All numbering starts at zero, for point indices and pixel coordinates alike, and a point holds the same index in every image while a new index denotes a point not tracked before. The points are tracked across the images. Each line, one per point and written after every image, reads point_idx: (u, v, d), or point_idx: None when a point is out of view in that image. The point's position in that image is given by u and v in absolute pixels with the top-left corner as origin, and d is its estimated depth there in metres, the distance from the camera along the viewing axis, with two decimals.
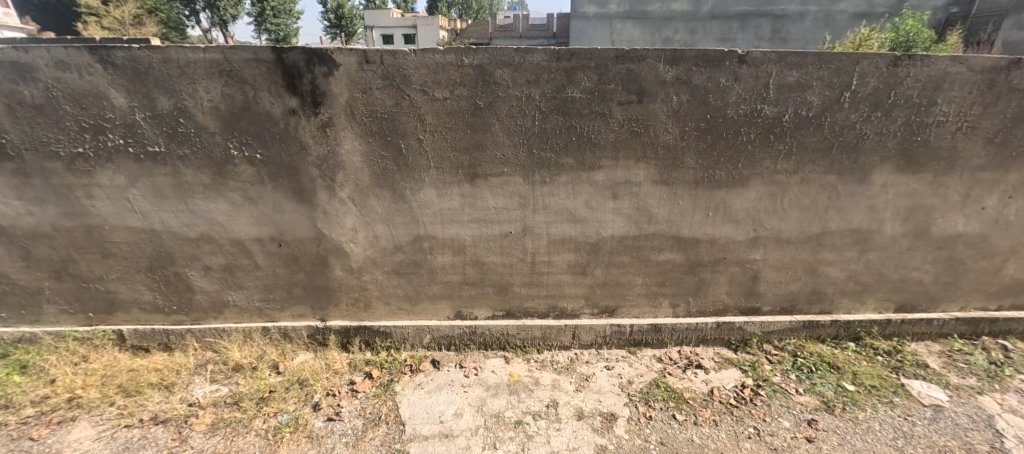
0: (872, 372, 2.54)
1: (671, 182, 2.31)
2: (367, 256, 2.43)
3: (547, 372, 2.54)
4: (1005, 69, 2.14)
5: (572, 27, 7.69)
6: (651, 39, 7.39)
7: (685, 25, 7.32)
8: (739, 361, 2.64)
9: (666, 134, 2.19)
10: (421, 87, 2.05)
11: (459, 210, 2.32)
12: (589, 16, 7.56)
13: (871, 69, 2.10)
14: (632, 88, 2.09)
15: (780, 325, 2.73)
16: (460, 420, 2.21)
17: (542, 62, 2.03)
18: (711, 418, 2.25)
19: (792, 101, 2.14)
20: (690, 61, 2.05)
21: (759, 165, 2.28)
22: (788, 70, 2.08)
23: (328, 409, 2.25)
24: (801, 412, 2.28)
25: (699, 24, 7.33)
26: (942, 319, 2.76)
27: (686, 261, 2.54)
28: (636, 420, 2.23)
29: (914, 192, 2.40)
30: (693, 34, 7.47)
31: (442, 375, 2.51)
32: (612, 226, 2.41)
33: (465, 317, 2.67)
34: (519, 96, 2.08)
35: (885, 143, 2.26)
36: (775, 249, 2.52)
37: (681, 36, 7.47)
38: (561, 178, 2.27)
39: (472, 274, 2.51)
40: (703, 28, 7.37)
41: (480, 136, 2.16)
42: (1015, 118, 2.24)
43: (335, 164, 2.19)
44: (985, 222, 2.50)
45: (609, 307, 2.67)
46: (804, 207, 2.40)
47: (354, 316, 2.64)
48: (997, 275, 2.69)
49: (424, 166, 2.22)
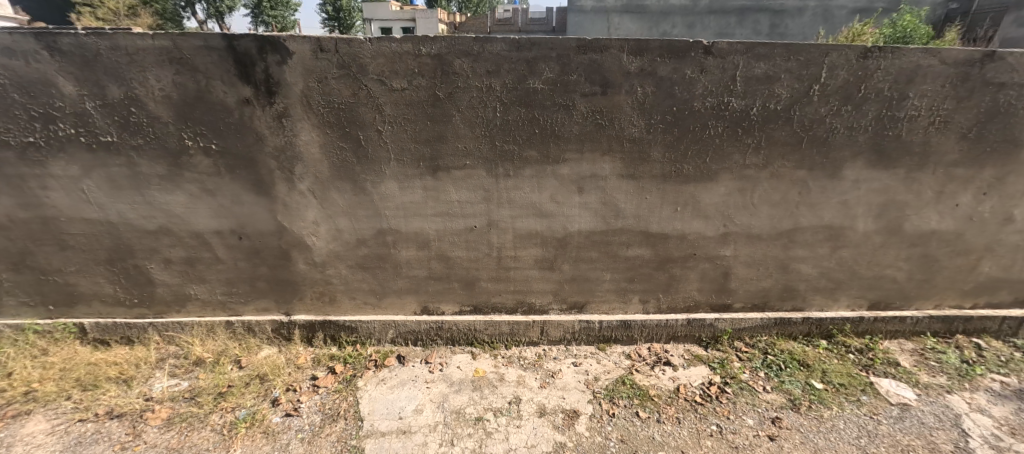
0: (841, 370, 2.52)
1: (638, 176, 2.26)
2: (329, 249, 2.39)
3: (513, 368, 2.52)
4: (979, 62, 2.08)
5: (569, 21, 7.58)
6: (648, 33, 7.29)
7: (683, 20, 7.19)
8: (708, 358, 2.61)
9: (631, 127, 2.14)
10: (378, 76, 1.99)
11: (422, 204, 2.28)
12: (585, 9, 7.61)
13: (841, 61, 2.05)
14: (596, 80, 2.04)
15: (751, 322, 2.70)
16: (420, 417, 2.18)
17: (503, 52, 1.97)
18: (674, 415, 2.22)
19: (760, 94, 2.09)
20: (654, 51, 2.00)
21: (728, 159, 2.24)
22: (755, 61, 2.03)
23: (287, 405, 2.23)
24: (766, 410, 2.26)
25: (698, 19, 7.19)
26: (915, 317, 2.73)
27: (656, 257, 2.50)
28: (599, 417, 2.21)
29: (887, 188, 2.35)
30: (691, 28, 7.36)
31: (406, 371, 2.48)
32: (579, 220, 2.36)
33: (432, 312, 2.64)
34: (480, 87, 2.03)
35: (856, 137, 2.21)
36: (745, 245, 2.48)
37: (679, 31, 7.34)
38: (525, 172, 2.23)
39: (437, 269, 2.47)
40: (702, 23, 7.18)
41: (441, 128, 2.11)
42: (989, 113, 2.19)
43: (293, 155, 2.13)
44: (959, 219, 2.46)
45: (578, 303, 2.64)
46: (774, 202, 2.36)
47: (319, 310, 2.60)
48: (973, 273, 2.66)
49: (385, 158, 2.17)
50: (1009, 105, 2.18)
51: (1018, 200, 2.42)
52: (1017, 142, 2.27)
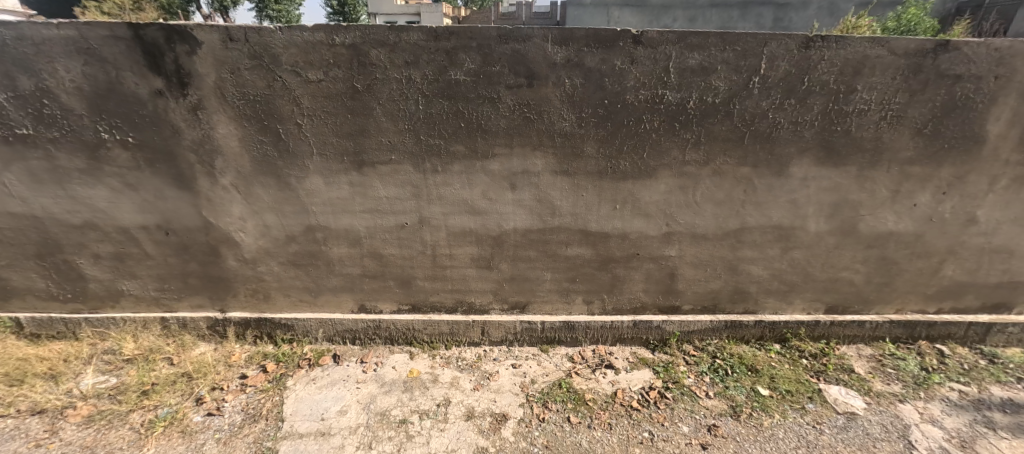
0: (790, 377, 2.41)
1: (572, 172, 2.17)
2: (259, 246, 2.33)
3: (449, 369, 2.45)
4: (932, 52, 1.95)
5: (569, 13, 7.56)
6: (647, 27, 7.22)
7: (683, 13, 7.11)
8: (653, 361, 2.52)
9: (561, 121, 2.05)
10: (293, 68, 1.92)
11: (350, 200, 2.21)
12: (585, 3, 7.44)
13: (781, 52, 1.93)
14: (520, 71, 1.94)
15: (700, 324, 2.60)
16: (342, 418, 2.13)
17: (420, 42, 1.88)
18: (606, 421, 2.14)
19: (695, 86, 1.99)
20: (580, 41, 1.90)
21: (666, 155, 2.14)
22: (689, 52, 1.92)
23: (210, 404, 2.18)
24: (704, 417, 2.17)
25: (698, 14, 7.15)
26: (875, 321, 2.61)
27: (597, 256, 2.40)
28: (527, 421, 2.14)
29: (838, 186, 2.23)
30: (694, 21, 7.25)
31: (339, 370, 2.42)
32: (514, 218, 2.28)
33: (371, 311, 2.57)
34: (399, 79, 1.95)
35: (801, 133, 2.09)
36: (691, 245, 2.38)
37: (679, 25, 7.26)
38: (453, 167, 2.15)
39: (372, 267, 2.41)
40: (705, 16, 7.07)
41: (363, 121, 2.03)
42: (946, 108, 2.06)
43: (212, 148, 2.07)
44: (918, 220, 2.33)
45: (519, 303, 2.56)
46: (718, 201, 2.26)
47: (255, 308, 2.55)
48: (935, 277, 2.52)
49: (307, 152, 2.09)
50: (966, 99, 2.04)
51: (980, 200, 2.29)
52: (976, 138, 2.13)
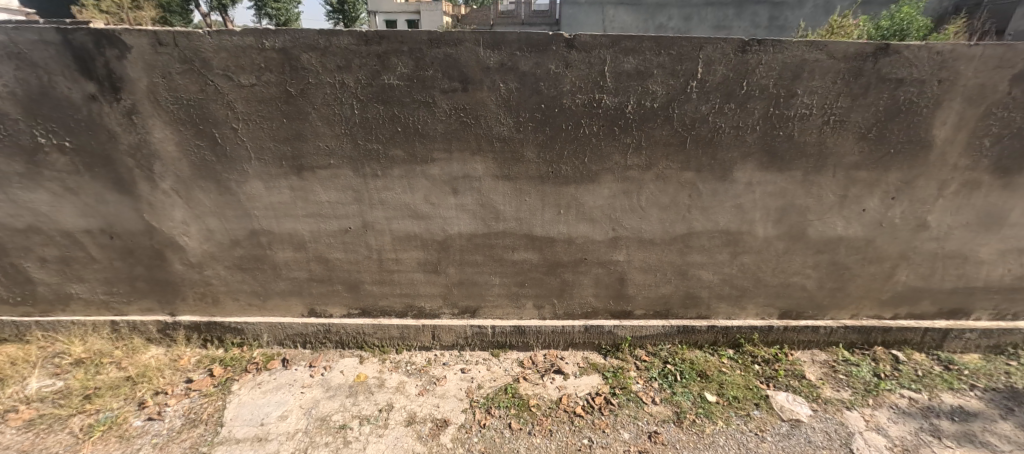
0: (739, 383, 2.39)
1: (513, 176, 2.15)
2: (204, 250, 2.33)
3: (397, 374, 2.44)
4: (872, 56, 1.92)
5: (563, 12, 7.66)
6: (643, 28, 7.31)
7: (679, 12, 7.21)
8: (604, 367, 2.51)
9: (499, 126, 2.03)
10: (224, 72, 1.91)
11: (292, 204, 2.20)
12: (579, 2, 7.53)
13: (717, 56, 1.91)
14: (454, 75, 1.92)
15: (652, 329, 2.58)
16: (282, 423, 2.12)
17: (351, 46, 1.87)
18: (547, 427, 2.13)
19: (632, 90, 1.96)
20: (512, 45, 1.88)
21: (608, 160, 2.11)
22: (623, 56, 1.90)
23: (152, 408, 2.18)
24: (646, 424, 2.16)
25: (694, 12, 7.22)
26: (829, 327, 2.59)
27: (544, 261, 2.39)
28: (467, 427, 2.13)
29: (784, 191, 2.21)
30: (688, 21, 7.33)
31: (286, 375, 2.42)
32: (457, 223, 2.27)
33: (321, 315, 2.56)
34: (332, 83, 1.93)
35: (743, 137, 2.07)
36: (638, 250, 2.36)
37: (676, 24, 7.34)
38: (393, 172, 2.13)
39: (318, 271, 2.40)
40: (699, 15, 7.17)
41: (298, 126, 2.01)
42: (889, 112, 2.03)
43: (149, 153, 2.07)
44: (867, 225, 2.31)
45: (469, 307, 2.54)
46: (663, 206, 2.23)
47: (205, 311, 2.55)
48: (889, 282, 2.49)
49: (245, 157, 2.08)
50: (910, 103, 2.01)
51: (930, 205, 2.25)
52: (923, 143, 2.10)
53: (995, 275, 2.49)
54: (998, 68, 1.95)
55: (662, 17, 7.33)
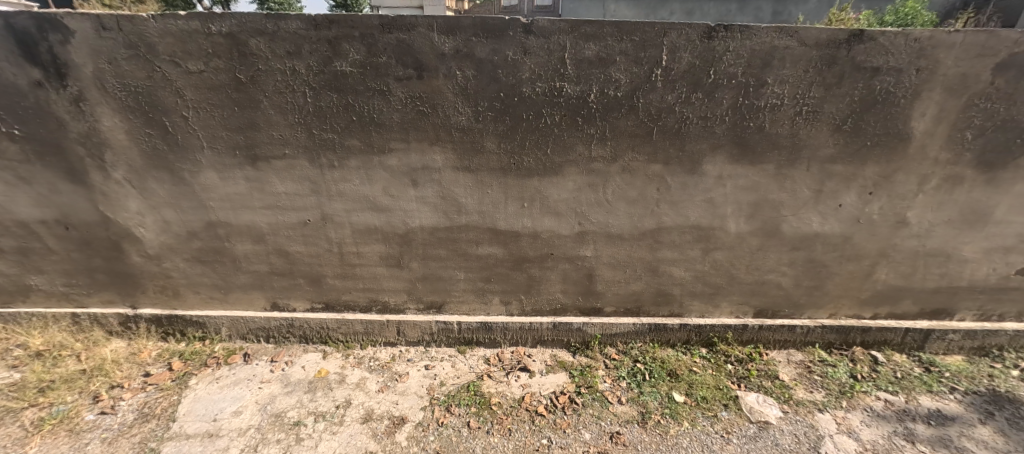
0: (710, 383, 2.32)
1: (474, 168, 2.08)
2: (161, 242, 2.28)
3: (359, 370, 2.39)
4: (846, 43, 1.83)
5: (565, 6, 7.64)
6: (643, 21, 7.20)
7: (682, 6, 7.15)
8: (571, 365, 2.45)
9: (457, 115, 1.96)
10: (171, 58, 1.85)
11: (248, 195, 2.14)
12: None
13: (682, 43, 1.83)
14: (408, 62, 1.85)
15: (622, 327, 2.51)
16: (235, 419, 2.07)
17: (300, 31, 1.80)
18: (506, 426, 2.07)
19: (594, 78, 1.88)
20: (467, 30, 1.80)
21: (571, 151, 2.04)
22: (584, 42, 1.82)
23: (106, 402, 2.14)
24: (609, 424, 2.09)
25: (695, 7, 7.12)
26: (806, 326, 2.50)
27: (510, 256, 2.32)
28: (425, 425, 2.07)
29: (756, 185, 2.13)
30: (691, 15, 7.26)
31: (246, 369, 2.37)
32: (418, 216, 2.20)
33: (284, 309, 2.51)
34: (282, 70, 1.87)
35: (712, 128, 1.99)
36: (606, 245, 2.29)
37: (676, 18, 7.24)
38: (351, 162, 2.07)
39: (279, 264, 2.34)
40: (702, 8, 7.11)
41: (251, 114, 1.95)
42: (865, 103, 1.94)
43: (100, 141, 2.02)
44: (845, 221, 2.22)
45: (435, 303, 2.49)
46: (630, 199, 2.16)
47: (166, 304, 2.50)
48: (868, 281, 2.41)
49: (197, 146, 2.03)
50: (887, 93, 1.92)
51: (910, 201, 2.16)
52: (902, 136, 2.01)
53: (980, 274, 2.39)
54: (980, 57, 1.86)
55: (665, 11, 7.28)
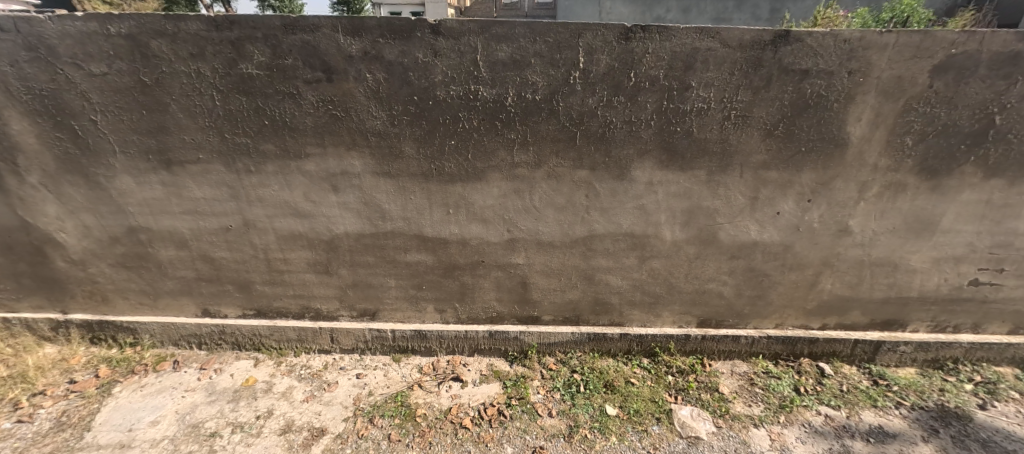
0: (645, 395, 2.24)
1: (394, 174, 2.02)
2: (84, 247, 2.25)
3: (288, 378, 2.33)
4: (771, 44, 1.74)
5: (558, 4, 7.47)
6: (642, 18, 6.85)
7: (678, 4, 6.89)
8: (506, 375, 2.38)
9: (372, 119, 1.90)
10: (74, 60, 1.81)
11: (166, 201, 2.10)
12: None
13: (599, 44, 1.75)
14: (316, 64, 1.79)
15: (560, 336, 2.44)
16: (151, 430, 2.02)
17: (201, 32, 1.74)
18: (427, 439, 2.00)
19: (510, 81, 1.81)
20: (374, 31, 1.74)
21: (493, 156, 1.97)
22: (496, 43, 1.75)
23: (25, 410, 2.07)
24: (534, 438, 2.02)
25: (693, 4, 6.82)
26: (751, 337, 2.42)
27: (440, 263, 2.26)
28: (344, 437, 2.01)
29: (689, 192, 2.05)
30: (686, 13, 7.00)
31: (173, 377, 2.33)
32: (342, 222, 2.14)
33: (216, 315, 2.47)
34: (188, 73, 1.81)
35: (638, 133, 1.91)
36: (538, 253, 2.22)
37: (675, 16, 6.92)
38: (267, 167, 2.01)
39: (205, 270, 2.30)
40: (698, 7, 6.86)
41: (159, 118, 1.90)
42: (796, 107, 1.85)
43: (10, 146, 1.98)
44: (784, 229, 2.13)
45: (368, 310, 2.43)
46: (558, 206, 2.08)
47: (97, 310, 2.47)
48: (814, 291, 2.32)
49: (110, 150, 1.98)
50: (818, 97, 1.83)
51: (851, 209, 2.07)
52: (838, 141, 1.91)
53: (930, 285, 2.30)
54: (915, 58, 1.76)
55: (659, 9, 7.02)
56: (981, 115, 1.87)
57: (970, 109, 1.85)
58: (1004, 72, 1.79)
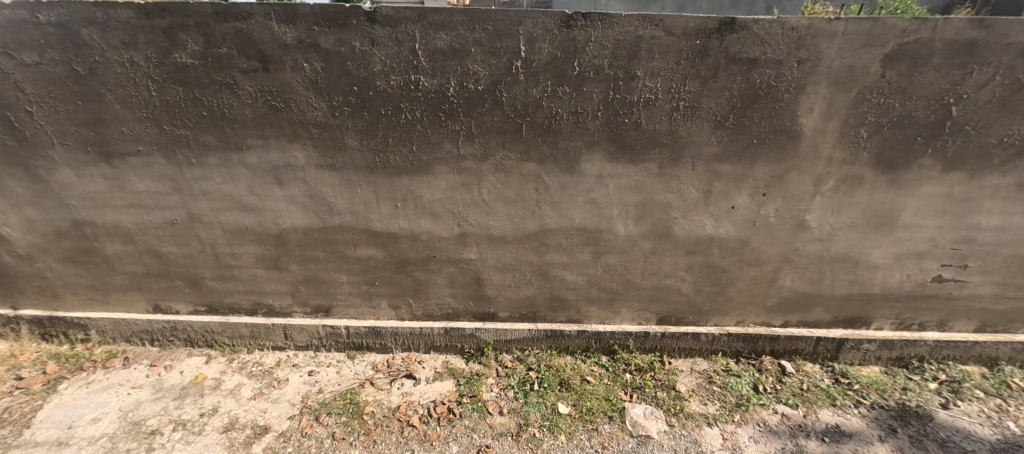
0: (600, 393, 2.20)
1: (339, 166, 1.97)
2: (29, 242, 2.21)
3: (238, 375, 2.30)
4: (717, 32, 1.69)
5: None
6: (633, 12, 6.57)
7: None
8: (461, 372, 2.34)
9: (312, 110, 1.85)
10: (4, 49, 1.76)
11: (108, 194, 2.06)
12: None
13: (540, 32, 1.70)
14: (251, 53, 1.75)
15: (517, 334, 2.40)
16: (91, 427, 1.98)
17: (132, 20, 1.70)
18: (372, 437, 1.96)
19: (450, 70, 1.76)
20: (308, 19, 1.69)
21: (439, 149, 1.92)
22: (434, 31, 1.70)
23: None
24: (481, 436, 1.98)
25: None
26: (711, 334, 2.38)
27: (391, 258, 2.22)
28: (287, 435, 1.97)
29: (640, 185, 2.00)
30: None
31: (122, 374, 2.29)
32: (289, 216, 2.10)
33: (168, 311, 2.43)
34: (121, 62, 1.77)
35: (585, 124, 1.86)
36: (490, 248, 2.18)
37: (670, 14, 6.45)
38: (209, 160, 1.97)
39: (154, 265, 2.26)
40: None
41: (95, 109, 1.86)
42: (746, 97, 1.80)
43: None
44: (740, 224, 2.09)
45: (322, 306, 2.39)
46: (508, 200, 2.04)
47: (47, 305, 2.43)
48: (774, 287, 2.27)
49: (48, 142, 1.94)
50: (768, 87, 1.78)
51: (807, 203, 2.02)
52: (791, 133, 1.86)
53: (893, 282, 2.25)
54: (866, 47, 1.71)
55: None
56: (937, 106, 1.81)
57: (925, 99, 1.80)
58: (959, 61, 1.73)
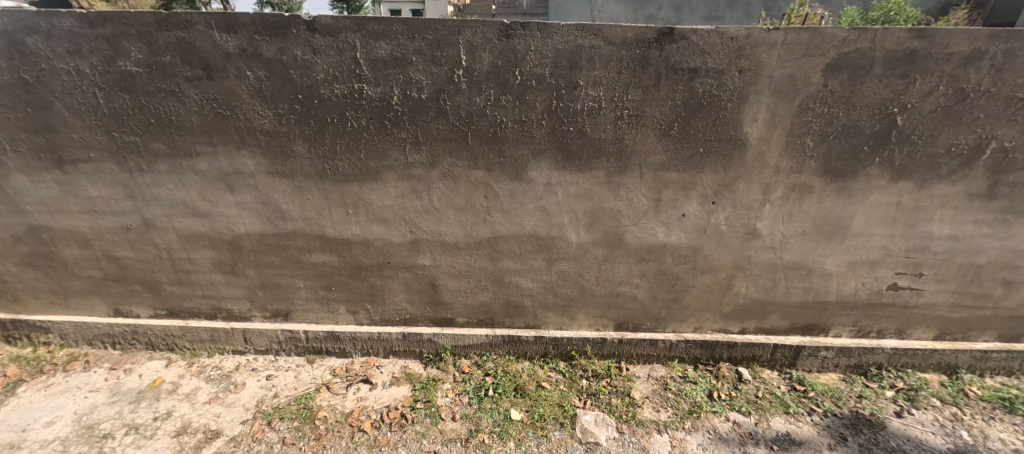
0: (554, 399, 2.20)
1: (288, 173, 1.98)
2: None
3: (196, 379, 2.32)
4: (656, 42, 1.69)
5: None
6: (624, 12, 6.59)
7: None
8: (418, 377, 2.35)
9: (258, 118, 1.86)
10: None
11: (62, 199, 2.07)
12: None
13: (480, 41, 1.71)
14: (194, 62, 1.76)
15: (474, 339, 2.40)
16: (44, 430, 2.00)
17: (75, 29, 1.71)
18: (321, 443, 1.97)
19: (393, 79, 1.77)
20: (249, 28, 1.70)
21: (386, 156, 1.93)
22: (374, 41, 1.71)
23: None
24: (430, 442, 1.99)
25: None
26: (668, 341, 2.38)
27: (346, 264, 2.23)
28: (237, 440, 1.98)
29: (589, 193, 2.00)
30: None
31: (81, 377, 2.31)
32: (242, 222, 2.11)
33: (129, 315, 2.45)
34: (67, 70, 1.79)
35: (530, 132, 1.86)
36: (443, 255, 2.18)
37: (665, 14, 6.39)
38: (160, 166, 1.98)
39: (112, 270, 2.28)
40: None
41: (44, 116, 1.87)
42: (689, 106, 1.80)
43: None
44: (691, 232, 2.09)
45: (281, 311, 2.41)
46: (458, 207, 2.04)
47: (10, 309, 2.46)
48: (728, 294, 2.28)
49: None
50: (710, 96, 1.78)
51: (757, 211, 2.02)
52: (736, 142, 1.86)
53: (848, 289, 2.25)
54: (806, 57, 1.71)
55: None
56: (882, 115, 1.81)
57: (868, 109, 1.80)
58: (901, 71, 1.73)
